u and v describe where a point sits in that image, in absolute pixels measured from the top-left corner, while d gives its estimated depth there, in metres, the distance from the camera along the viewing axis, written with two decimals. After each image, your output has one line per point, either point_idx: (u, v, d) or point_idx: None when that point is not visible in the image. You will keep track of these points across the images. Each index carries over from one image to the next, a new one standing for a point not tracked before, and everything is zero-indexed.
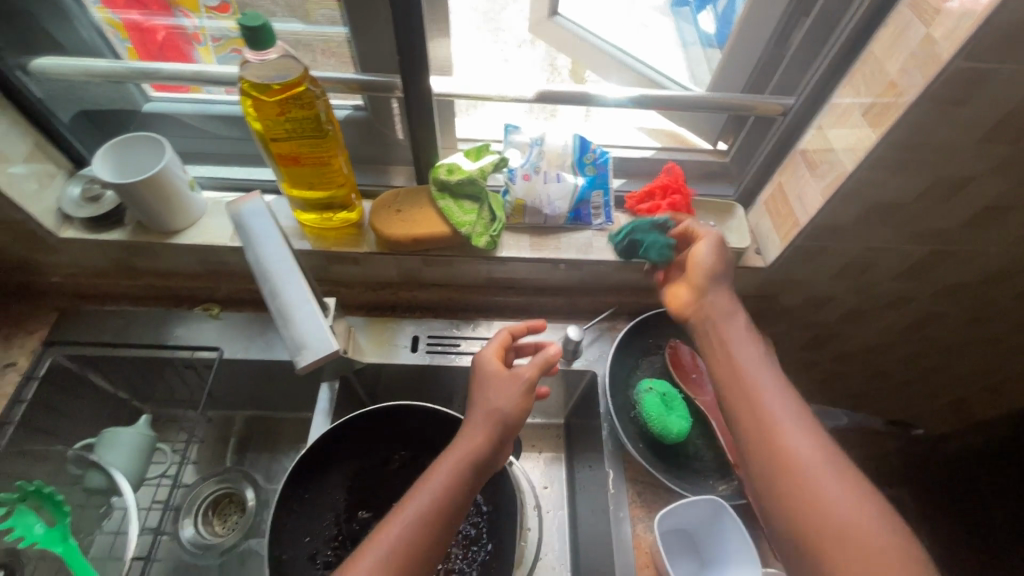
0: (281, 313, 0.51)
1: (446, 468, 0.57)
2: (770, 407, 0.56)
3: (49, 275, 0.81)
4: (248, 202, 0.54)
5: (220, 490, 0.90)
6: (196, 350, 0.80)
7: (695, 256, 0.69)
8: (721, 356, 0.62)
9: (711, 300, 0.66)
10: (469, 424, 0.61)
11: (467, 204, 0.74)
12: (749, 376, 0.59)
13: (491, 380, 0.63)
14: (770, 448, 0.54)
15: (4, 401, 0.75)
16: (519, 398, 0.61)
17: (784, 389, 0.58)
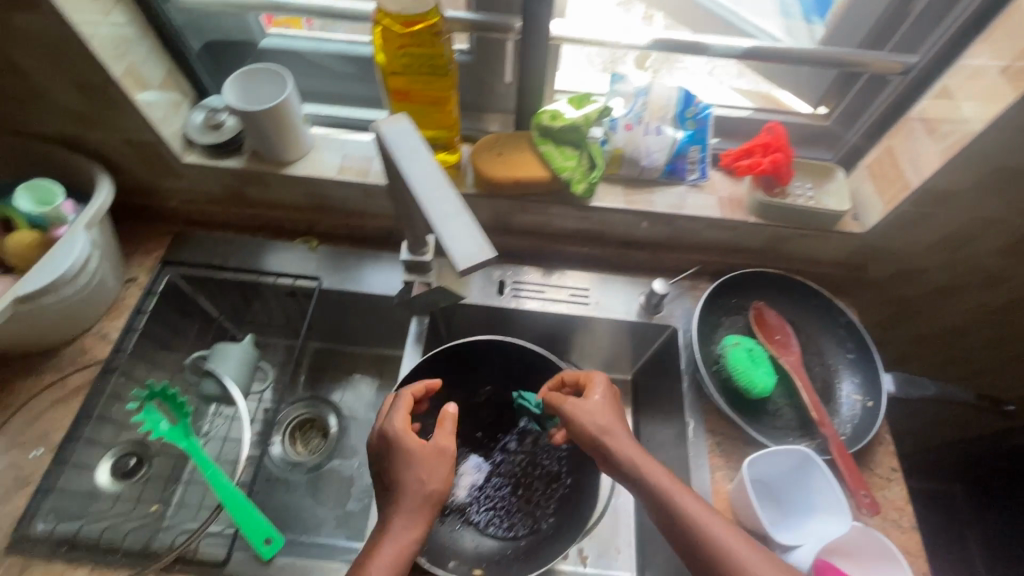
0: (439, 220, 0.44)
1: (390, 550, 0.55)
2: (658, 489, 0.57)
3: (166, 199, 0.86)
4: (396, 122, 0.51)
5: (307, 414, 0.97)
6: (297, 278, 0.85)
7: (585, 399, 0.64)
8: (604, 449, 0.61)
9: (587, 407, 0.64)
10: (385, 510, 0.58)
11: (568, 150, 0.75)
12: (632, 459, 0.60)
13: (400, 458, 0.59)
14: (680, 531, 0.56)
15: (127, 311, 0.81)
16: (447, 472, 0.59)
17: (658, 465, 0.60)
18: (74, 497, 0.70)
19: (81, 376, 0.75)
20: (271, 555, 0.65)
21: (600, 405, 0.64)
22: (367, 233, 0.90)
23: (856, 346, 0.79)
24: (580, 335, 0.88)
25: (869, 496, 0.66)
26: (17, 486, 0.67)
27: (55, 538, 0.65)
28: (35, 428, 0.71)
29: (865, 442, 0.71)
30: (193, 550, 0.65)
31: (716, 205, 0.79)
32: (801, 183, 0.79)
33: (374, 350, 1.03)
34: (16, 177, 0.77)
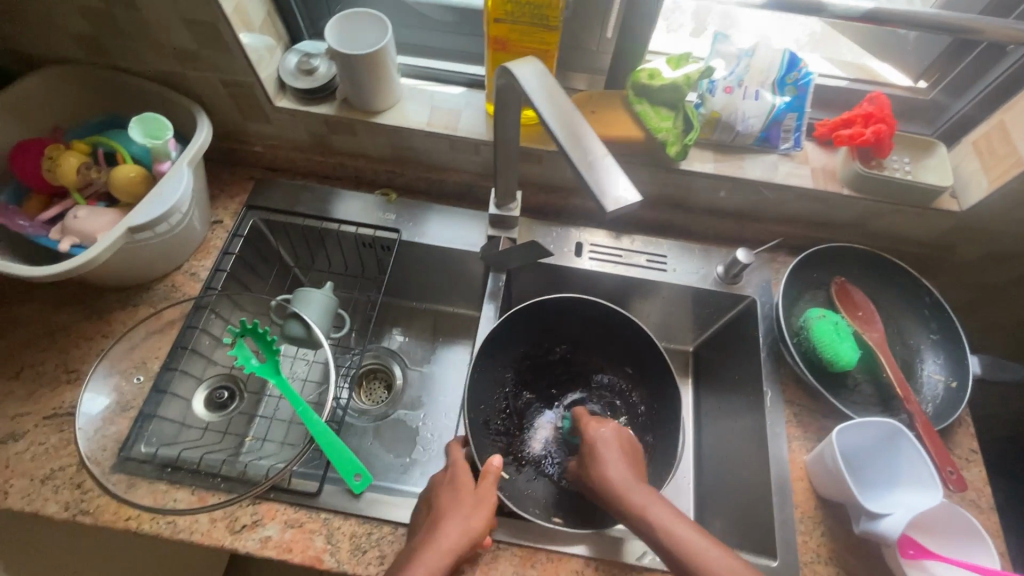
0: (581, 161, 0.46)
1: (417, 561, 0.54)
2: (663, 528, 0.51)
3: (253, 144, 0.88)
4: (529, 64, 0.52)
5: (374, 365, 0.98)
6: (377, 230, 0.86)
7: (592, 445, 0.61)
8: (607, 495, 0.56)
9: (595, 455, 0.60)
10: (422, 531, 0.58)
11: (665, 111, 0.74)
12: (634, 498, 0.54)
13: (446, 484, 0.63)
14: (684, 572, 0.49)
15: (215, 252, 0.83)
16: (485, 520, 0.60)
17: (662, 500, 0.54)
18: (171, 424, 0.72)
19: (176, 309, 0.77)
20: (361, 489, 0.67)
21: (607, 450, 0.60)
22: (446, 189, 0.90)
23: (940, 327, 0.78)
24: (652, 301, 0.88)
25: (955, 472, 0.66)
26: (121, 410, 0.70)
27: (159, 460, 0.68)
28: (134, 357, 0.73)
29: (948, 420, 0.71)
30: (287, 479, 0.68)
31: (809, 175, 0.78)
32: (898, 157, 0.76)
33: (439, 307, 1.04)
34: (116, 113, 0.78)
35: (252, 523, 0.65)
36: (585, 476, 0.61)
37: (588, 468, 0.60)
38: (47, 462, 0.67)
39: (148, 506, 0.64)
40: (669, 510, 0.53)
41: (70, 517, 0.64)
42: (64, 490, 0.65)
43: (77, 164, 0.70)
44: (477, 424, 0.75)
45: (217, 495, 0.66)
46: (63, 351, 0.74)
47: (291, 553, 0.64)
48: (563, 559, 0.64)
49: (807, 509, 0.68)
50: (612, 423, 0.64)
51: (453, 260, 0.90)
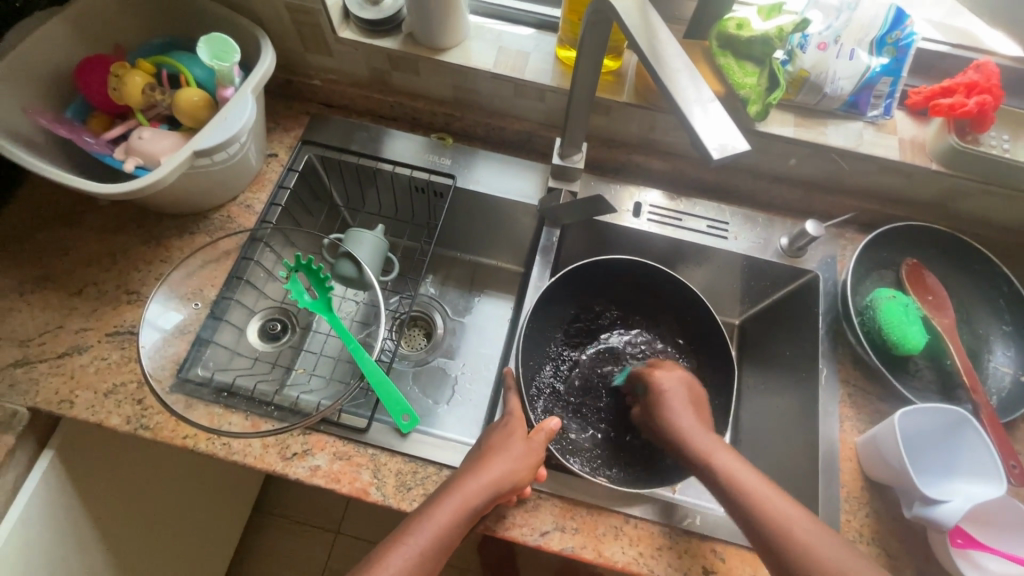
0: (684, 102, 0.44)
1: (456, 492, 0.57)
2: (727, 471, 0.56)
3: (311, 77, 0.86)
4: None
5: (416, 312, 0.99)
6: (432, 175, 0.84)
7: (659, 391, 0.65)
8: (675, 440, 0.60)
9: (661, 402, 0.64)
10: (467, 466, 0.61)
11: (749, 65, 0.69)
12: (699, 444, 0.59)
13: (500, 427, 0.64)
14: (752, 519, 0.53)
15: (270, 185, 0.83)
16: (533, 465, 0.61)
17: (727, 449, 0.58)
18: (225, 350, 0.74)
19: (231, 240, 0.78)
20: (408, 429, 0.68)
21: (673, 398, 0.64)
22: (503, 137, 0.87)
23: (1014, 318, 0.74)
24: (706, 269, 0.85)
25: (1018, 467, 0.63)
26: (180, 333, 0.71)
27: (215, 384, 0.70)
28: (192, 283, 0.74)
29: (1015, 415, 0.68)
30: (336, 414, 0.69)
31: (895, 146, 0.73)
32: (997, 133, 0.71)
33: (482, 260, 1.03)
34: (177, 35, 0.77)
35: (302, 452, 0.67)
36: (648, 418, 0.65)
37: (655, 413, 0.64)
38: (111, 376, 0.69)
39: (204, 426, 0.66)
40: (732, 456, 0.58)
41: (132, 430, 0.66)
42: (125, 404, 0.67)
43: (142, 84, 0.69)
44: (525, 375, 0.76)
45: (270, 422, 0.67)
46: (123, 273, 0.75)
47: (339, 483, 0.65)
48: (602, 513, 0.65)
49: (854, 489, 0.67)
50: (679, 371, 0.68)
51: (505, 211, 0.88)
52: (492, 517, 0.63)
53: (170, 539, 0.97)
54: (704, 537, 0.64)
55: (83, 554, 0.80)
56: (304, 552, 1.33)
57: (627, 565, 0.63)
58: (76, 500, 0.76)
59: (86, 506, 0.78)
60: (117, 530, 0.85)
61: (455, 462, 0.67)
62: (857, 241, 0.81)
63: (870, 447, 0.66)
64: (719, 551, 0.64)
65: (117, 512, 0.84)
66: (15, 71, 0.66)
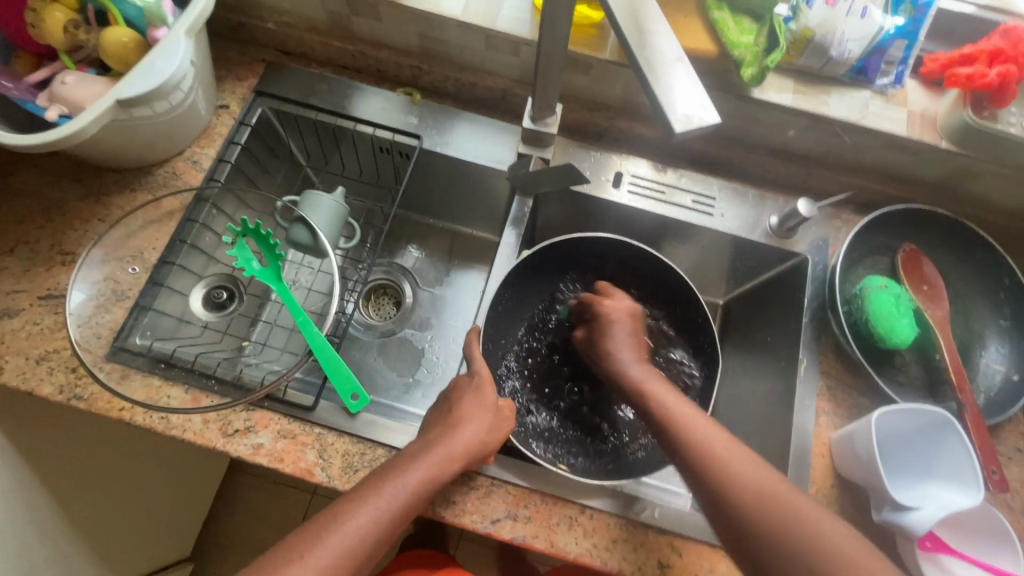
0: (647, 62, 0.38)
1: (428, 457, 0.53)
2: (659, 403, 0.54)
3: (264, 20, 0.78)
4: None
5: (383, 280, 0.94)
6: (396, 134, 0.77)
7: (606, 320, 0.65)
8: (616, 372, 0.60)
9: (606, 334, 0.63)
10: (433, 431, 0.57)
11: (747, 23, 0.61)
12: (635, 376, 0.58)
13: (470, 390, 0.60)
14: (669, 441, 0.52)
15: (219, 140, 0.76)
16: (499, 432, 0.59)
17: (662, 379, 0.57)
18: (168, 318, 0.70)
19: (175, 200, 0.72)
20: (357, 410, 0.64)
21: (618, 328, 0.64)
22: (476, 95, 0.80)
23: (1014, 313, 0.69)
24: (689, 247, 0.80)
25: (998, 472, 0.60)
26: (116, 299, 0.67)
27: (153, 354, 0.65)
28: (131, 246, 0.69)
29: (1002, 417, 0.64)
30: (282, 390, 0.65)
31: (903, 121, 0.66)
32: (1017, 109, 0.64)
33: (456, 227, 0.97)
34: None
35: (245, 429, 0.63)
36: (592, 344, 0.65)
37: (600, 342, 0.63)
38: (43, 342, 0.64)
39: (141, 400, 0.62)
40: (670, 390, 0.56)
41: (65, 400, 0.62)
42: (58, 372, 0.63)
43: (63, 20, 0.62)
44: (493, 356, 0.72)
45: (211, 398, 0.64)
46: (58, 233, 0.70)
47: (282, 463, 0.62)
48: (557, 503, 0.62)
49: (823, 486, 0.63)
50: (628, 302, 0.67)
51: (477, 177, 0.82)
52: (439, 502, 0.60)
53: (134, 502, 0.96)
54: (661, 531, 0.62)
55: (38, 522, 0.77)
56: (279, 512, 1.33)
57: (580, 556, 0.60)
58: (24, 466, 0.72)
59: (35, 472, 0.74)
60: (72, 496, 0.82)
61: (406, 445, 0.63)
62: (853, 222, 0.75)
63: (846, 444, 0.62)
64: (676, 546, 0.61)
65: (72, 477, 0.81)
66: None
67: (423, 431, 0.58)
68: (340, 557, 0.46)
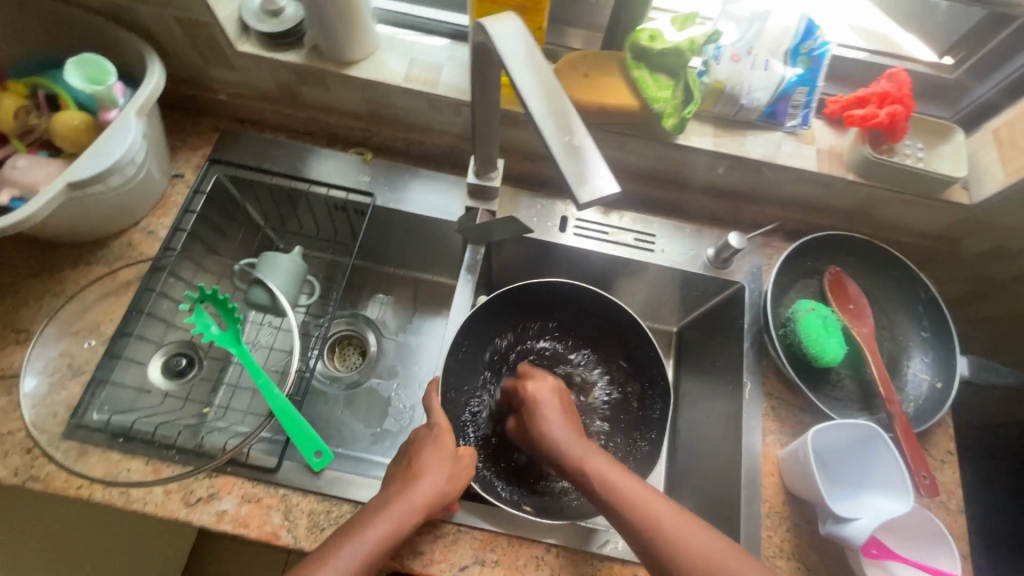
0: (560, 144, 0.41)
1: (390, 509, 0.54)
2: (594, 475, 0.54)
3: (217, 91, 0.81)
4: (508, 23, 0.46)
5: (348, 331, 0.95)
6: (350, 193, 0.80)
7: (531, 403, 0.64)
8: (550, 449, 0.59)
9: (536, 413, 0.63)
10: (393, 482, 0.58)
11: (664, 78, 0.67)
12: (573, 451, 0.57)
13: (431, 439, 0.62)
14: (611, 510, 0.52)
15: (175, 209, 0.78)
16: (459, 480, 0.60)
17: (600, 453, 0.56)
18: (126, 389, 0.70)
19: (131, 270, 0.74)
20: (321, 467, 0.65)
21: (547, 407, 0.63)
22: (425, 151, 0.84)
23: (932, 324, 0.75)
24: (637, 281, 0.84)
25: (929, 477, 0.64)
26: (72, 375, 0.67)
27: (111, 428, 0.65)
28: (87, 319, 0.70)
29: (930, 423, 0.69)
30: (245, 454, 0.66)
31: (813, 157, 0.72)
32: (911, 142, 0.71)
33: (417, 274, 0.99)
34: (62, 49, 0.71)
35: (207, 497, 0.63)
36: (527, 430, 0.64)
37: (531, 428, 0.62)
38: None
39: (99, 476, 0.62)
40: (606, 458, 0.56)
41: (19, 483, 0.61)
42: (13, 455, 0.62)
43: (14, 107, 0.64)
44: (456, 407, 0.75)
45: (172, 467, 0.64)
46: (11, 311, 0.70)
47: (247, 528, 0.62)
48: (524, 543, 0.63)
49: (775, 504, 0.67)
50: (551, 381, 0.67)
51: (431, 228, 0.85)
52: (407, 554, 0.61)
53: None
54: (627, 562, 0.64)
55: None
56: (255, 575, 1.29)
57: None
58: None
59: None
60: None
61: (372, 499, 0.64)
62: (783, 250, 0.81)
63: (791, 462, 0.66)
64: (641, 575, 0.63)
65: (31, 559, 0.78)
66: None
67: (387, 485, 0.59)
68: None
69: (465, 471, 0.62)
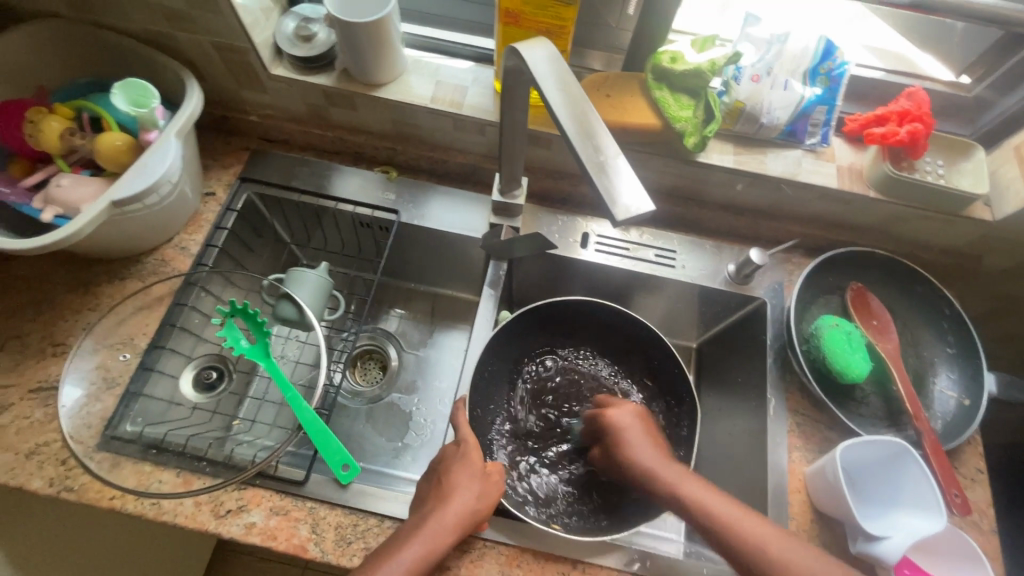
0: (593, 161, 0.42)
1: (422, 533, 0.55)
2: (706, 510, 0.53)
3: (248, 112, 0.84)
4: (541, 46, 0.48)
5: (369, 345, 0.97)
6: (376, 210, 0.83)
7: (617, 432, 0.63)
8: (639, 477, 0.59)
9: (620, 440, 0.62)
10: (425, 503, 0.59)
11: (685, 99, 0.69)
12: (666, 476, 0.57)
13: (458, 457, 0.62)
14: (714, 535, 0.52)
15: (206, 225, 0.80)
16: (491, 498, 0.60)
17: (693, 477, 0.56)
18: (158, 402, 0.71)
19: (165, 285, 0.75)
20: (347, 480, 0.66)
21: (631, 433, 0.62)
22: (448, 169, 0.86)
23: (957, 341, 0.75)
24: (657, 297, 0.85)
25: (960, 496, 0.64)
26: (107, 387, 0.68)
27: (144, 440, 0.66)
28: (121, 333, 0.72)
29: (960, 441, 0.68)
30: (273, 466, 0.67)
31: (833, 174, 0.73)
32: (932, 159, 0.72)
33: (437, 289, 1.01)
34: (104, 74, 0.75)
35: (237, 509, 0.64)
36: (612, 462, 0.63)
37: (616, 455, 0.62)
38: (33, 435, 0.65)
39: (131, 487, 0.63)
40: (703, 484, 0.56)
41: (54, 493, 0.63)
42: (48, 466, 0.64)
43: (60, 129, 0.67)
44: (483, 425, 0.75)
45: (203, 479, 0.65)
46: (48, 325, 0.72)
47: (275, 541, 0.63)
48: (550, 560, 0.63)
49: (803, 522, 0.66)
50: (630, 405, 0.67)
51: (454, 244, 0.87)
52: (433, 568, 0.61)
53: None
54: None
55: None
56: None
57: None
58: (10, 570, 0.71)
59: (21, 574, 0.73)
60: None
61: (398, 512, 0.65)
62: (804, 266, 0.82)
63: (817, 479, 0.65)
64: None
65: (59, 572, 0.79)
66: None
67: (418, 502, 0.60)
68: None
69: (497, 490, 0.62)
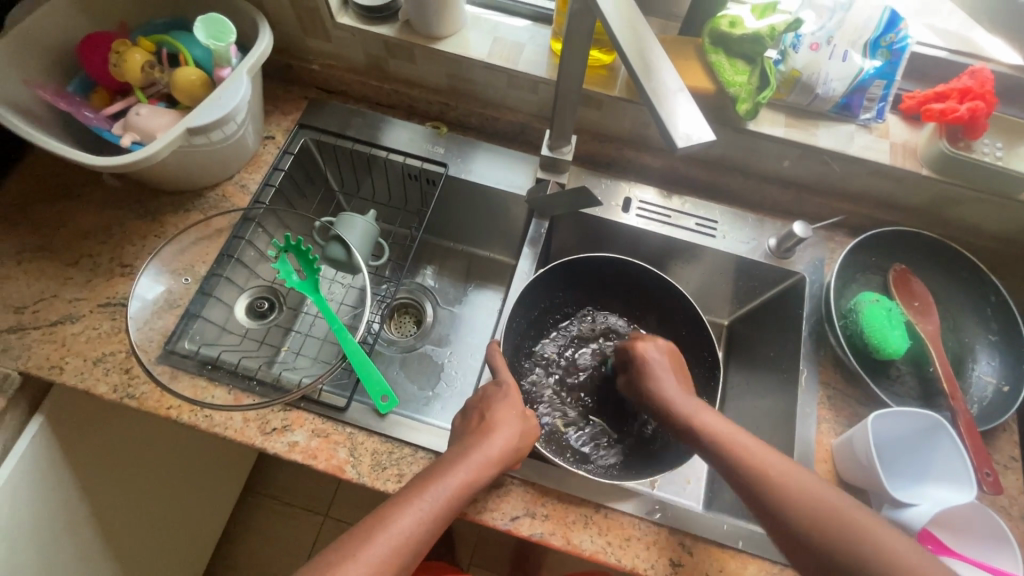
0: (654, 91, 0.44)
1: (464, 462, 0.57)
2: (706, 426, 0.59)
3: (310, 62, 0.87)
4: None
5: (406, 299, 1.00)
6: (425, 162, 0.85)
7: (644, 364, 0.67)
8: (663, 406, 0.63)
9: (648, 372, 0.66)
10: (466, 437, 0.61)
11: (741, 64, 0.69)
12: (683, 407, 0.61)
13: (499, 397, 0.64)
14: (721, 459, 0.56)
15: (265, 166, 0.84)
16: (523, 438, 0.62)
17: (709, 408, 0.61)
18: (213, 326, 0.75)
19: (225, 219, 0.79)
20: (386, 410, 0.69)
21: (658, 366, 0.66)
22: (497, 127, 0.88)
23: (1001, 328, 0.73)
24: (694, 268, 0.86)
25: (992, 475, 0.64)
26: (169, 306, 0.73)
27: (200, 358, 0.71)
28: (184, 259, 0.76)
29: (999, 422, 0.68)
30: (317, 392, 0.70)
31: (886, 150, 0.73)
32: (990, 140, 0.70)
33: (475, 250, 1.03)
34: (180, 13, 0.79)
35: (282, 428, 0.68)
36: (638, 390, 0.67)
37: (641, 383, 0.67)
38: (101, 344, 0.70)
39: (187, 398, 0.68)
40: (717, 416, 0.60)
41: (118, 398, 0.67)
42: (113, 373, 0.69)
43: (141, 61, 0.71)
44: (523, 347, 0.80)
45: (251, 397, 0.69)
46: (118, 247, 0.77)
47: (316, 460, 0.67)
48: (574, 502, 0.65)
49: None
50: (662, 341, 0.70)
51: (496, 201, 0.89)
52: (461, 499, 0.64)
53: (161, 516, 0.98)
54: (674, 530, 0.65)
55: (73, 526, 0.80)
56: (293, 535, 1.34)
57: (595, 553, 0.63)
58: (69, 471, 0.76)
59: (77, 477, 0.78)
60: (107, 502, 0.85)
61: (431, 444, 0.68)
62: (846, 245, 0.81)
63: (848, 450, 0.65)
64: (686, 544, 0.64)
65: (113, 484, 0.85)
66: (24, 46, 0.68)
67: (458, 437, 0.62)
68: (389, 555, 0.51)
69: (530, 437, 0.63)
